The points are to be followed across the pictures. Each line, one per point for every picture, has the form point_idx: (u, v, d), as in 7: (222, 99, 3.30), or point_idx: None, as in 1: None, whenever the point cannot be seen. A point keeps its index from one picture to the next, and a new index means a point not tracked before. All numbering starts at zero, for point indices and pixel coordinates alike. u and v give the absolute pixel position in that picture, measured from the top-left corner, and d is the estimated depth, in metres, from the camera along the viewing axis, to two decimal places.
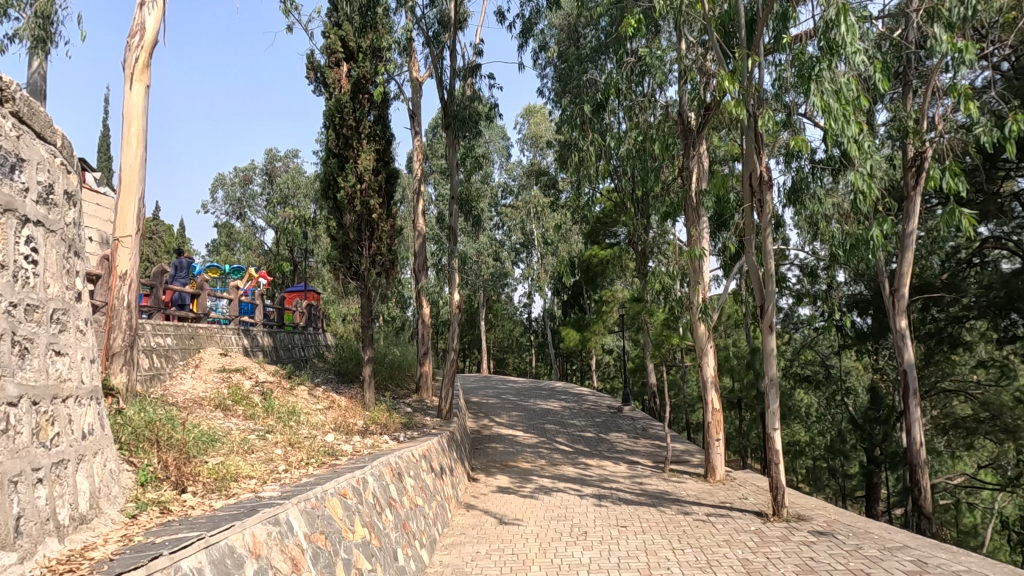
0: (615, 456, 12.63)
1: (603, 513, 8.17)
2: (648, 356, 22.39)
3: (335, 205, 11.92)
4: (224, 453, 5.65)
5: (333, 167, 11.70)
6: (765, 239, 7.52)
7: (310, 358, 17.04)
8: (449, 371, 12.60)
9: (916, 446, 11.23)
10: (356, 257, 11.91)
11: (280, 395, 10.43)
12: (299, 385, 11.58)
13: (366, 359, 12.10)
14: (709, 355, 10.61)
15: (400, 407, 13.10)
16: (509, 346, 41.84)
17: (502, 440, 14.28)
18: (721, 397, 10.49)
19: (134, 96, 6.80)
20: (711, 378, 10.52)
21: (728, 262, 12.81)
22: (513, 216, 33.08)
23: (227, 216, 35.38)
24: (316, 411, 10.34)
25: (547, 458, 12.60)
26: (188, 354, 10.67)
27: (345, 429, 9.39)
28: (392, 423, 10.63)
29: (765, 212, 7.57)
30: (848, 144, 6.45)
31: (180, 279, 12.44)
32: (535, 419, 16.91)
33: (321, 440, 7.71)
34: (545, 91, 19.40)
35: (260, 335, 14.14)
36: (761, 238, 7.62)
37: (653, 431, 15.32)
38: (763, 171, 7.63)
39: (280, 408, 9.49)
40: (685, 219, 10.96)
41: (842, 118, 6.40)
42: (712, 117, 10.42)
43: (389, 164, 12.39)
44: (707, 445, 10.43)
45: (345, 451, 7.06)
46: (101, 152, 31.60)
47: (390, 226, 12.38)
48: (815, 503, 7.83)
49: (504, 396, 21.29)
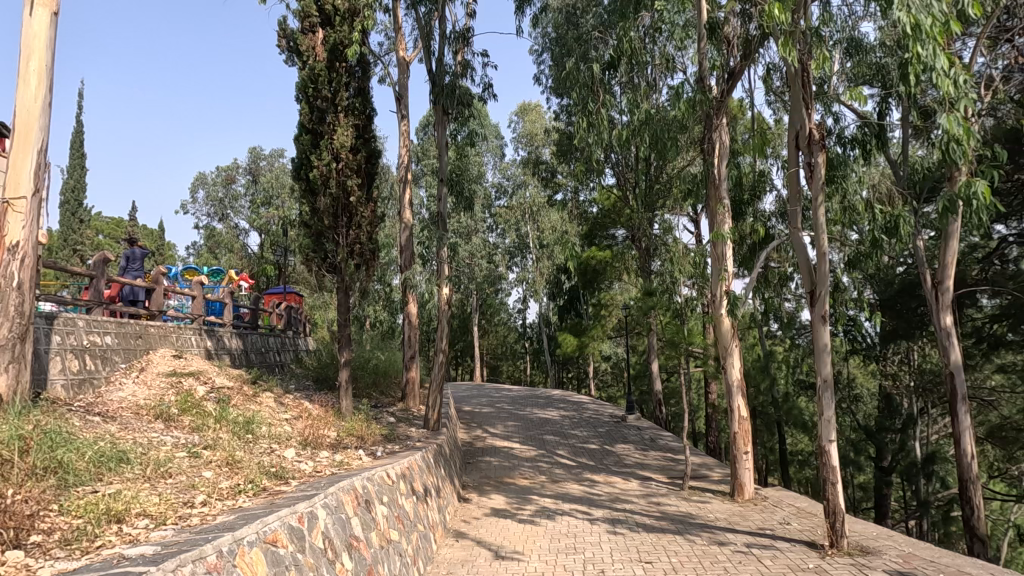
0: (624, 471, 11.23)
1: (621, 544, 6.78)
2: (653, 362, 21.05)
3: (308, 187, 10.50)
4: (129, 478, 4.26)
5: (306, 143, 10.34)
6: (818, 212, 6.26)
7: (286, 364, 15.58)
8: (438, 377, 11.18)
9: (967, 459, 9.93)
10: (331, 246, 10.52)
11: (240, 403, 8.97)
12: (266, 392, 10.12)
13: (343, 362, 10.66)
14: (735, 354, 9.25)
15: (382, 418, 11.64)
16: (502, 354, 40.42)
17: (496, 453, 12.84)
18: (748, 403, 9.18)
19: (37, 26, 5.44)
20: (737, 380, 9.20)
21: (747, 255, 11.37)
22: (507, 217, 31.91)
23: (208, 217, 33.84)
24: (282, 421, 8.90)
25: (547, 473, 11.20)
26: (133, 356, 9.20)
27: (312, 443, 7.98)
28: (370, 436, 9.22)
29: (816, 175, 6.25)
30: (938, 75, 6.25)
31: (133, 271, 11.00)
32: (532, 430, 15.50)
33: (277, 457, 6.28)
34: (542, 79, 18.30)
35: (227, 337, 12.67)
36: (811, 209, 6.37)
37: (663, 441, 13.96)
38: (813, 128, 6.30)
39: (237, 417, 8.07)
40: (705, 201, 9.51)
41: (931, 47, 6.18)
42: (736, 84, 9.16)
43: (371, 143, 11.00)
44: (733, 458, 9.09)
45: (302, 472, 5.63)
46: (73, 149, 30.02)
47: (372, 210, 10.95)
48: (877, 533, 6.53)
49: (498, 404, 19.91)
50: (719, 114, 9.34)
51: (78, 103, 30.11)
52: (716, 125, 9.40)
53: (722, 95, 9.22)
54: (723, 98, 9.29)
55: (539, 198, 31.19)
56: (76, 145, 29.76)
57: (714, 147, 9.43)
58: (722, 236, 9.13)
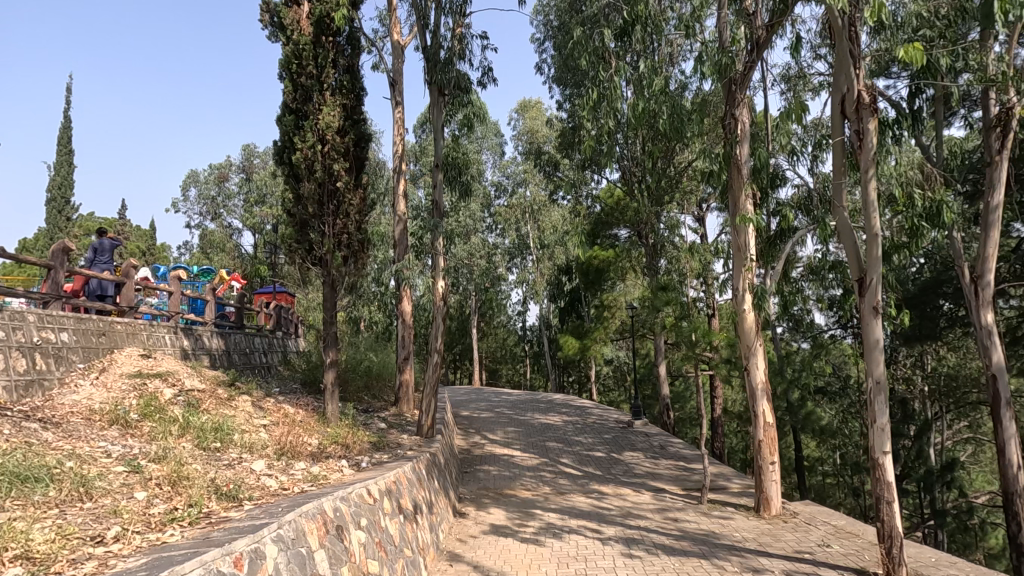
0: (634, 482, 10.33)
1: (640, 570, 5.90)
2: (660, 364, 19.97)
3: (292, 171, 9.62)
4: (34, 504, 3.38)
5: (289, 124, 9.46)
6: (869, 185, 5.43)
7: (273, 366, 14.68)
8: (432, 379, 10.29)
9: (1014, 470, 9.13)
10: (315, 236, 9.65)
11: (212, 408, 8.07)
12: (244, 395, 9.24)
13: (328, 363, 9.77)
14: (759, 355, 8.40)
15: (371, 424, 10.75)
16: (502, 357, 39.58)
17: (496, 462, 11.94)
18: (774, 408, 8.31)
19: None
20: (762, 384, 8.33)
21: (768, 247, 10.51)
22: (507, 215, 31.05)
23: (200, 216, 33.02)
24: (257, 428, 8.01)
25: (551, 484, 10.32)
26: (94, 356, 8.31)
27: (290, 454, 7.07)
28: (356, 445, 8.35)
29: (867, 143, 5.42)
30: None
31: (101, 264, 10.12)
32: (534, 436, 14.61)
33: (239, 472, 5.38)
34: (544, 68, 17.53)
35: (207, 336, 11.80)
36: (861, 183, 5.52)
37: (673, 449, 13.08)
38: (863, 90, 5.48)
39: (204, 424, 7.17)
40: (729, 185, 8.62)
41: None
42: (761, 55, 8.27)
43: (360, 124, 10.08)
44: (757, 469, 8.22)
45: (265, 490, 4.73)
46: (61, 144, 29.18)
47: (361, 198, 10.07)
48: (935, 561, 5.69)
49: (497, 409, 19.01)
50: (742, 89, 8.44)
51: (66, 97, 29.27)
52: (736, 102, 8.52)
53: (746, 67, 8.32)
54: (746, 70, 8.37)
55: (540, 197, 30.44)
56: (63, 141, 28.93)
57: (735, 126, 8.53)
58: (745, 222, 8.29)
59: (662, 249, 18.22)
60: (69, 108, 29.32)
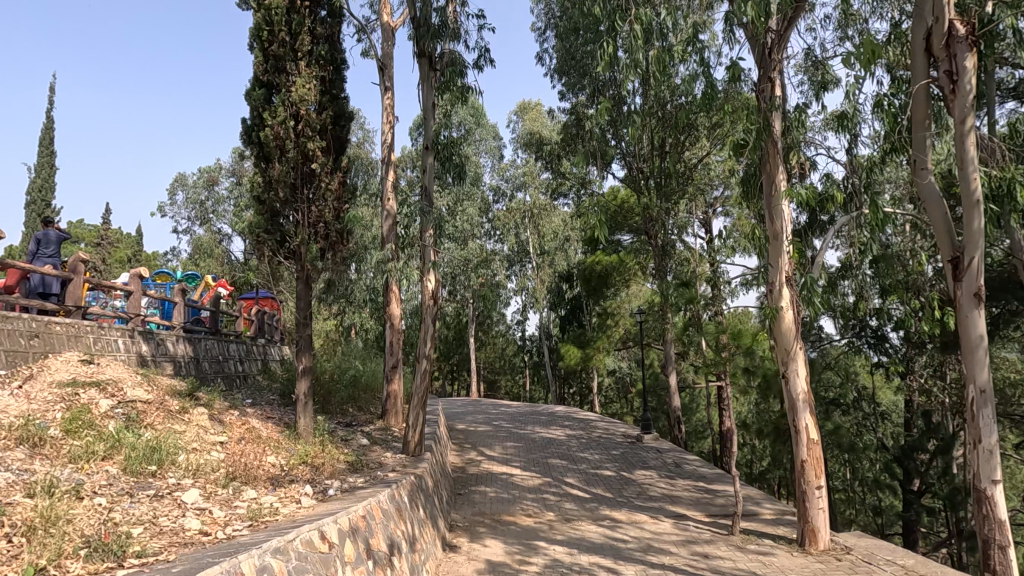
0: (651, 506, 9.06)
1: None
2: (671, 372, 18.55)
3: (260, 151, 8.45)
4: None
5: (259, 98, 8.31)
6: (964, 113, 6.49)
7: (250, 375, 13.43)
8: (419, 390, 9.06)
9: None
10: (288, 226, 8.52)
11: (157, 423, 6.83)
12: (202, 407, 8.01)
13: (301, 370, 8.54)
14: (800, 360, 7.20)
15: (352, 440, 9.49)
16: (501, 369, 37.96)
17: (492, 482, 10.67)
18: (818, 423, 7.11)
19: None
20: (804, 394, 7.12)
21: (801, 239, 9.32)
22: (507, 219, 29.93)
23: (188, 221, 31.85)
24: (208, 447, 6.77)
25: (555, 509, 9.06)
26: (21, 361, 7.08)
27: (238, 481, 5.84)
28: (328, 466, 7.11)
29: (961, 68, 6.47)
30: None
31: (44, 258, 8.97)
32: (535, 452, 13.34)
33: (154, 512, 4.21)
34: (544, 59, 16.50)
35: (172, 342, 10.58)
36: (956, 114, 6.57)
37: (688, 466, 11.84)
38: (956, 22, 6.52)
39: (140, 442, 5.94)
40: (765, 160, 7.50)
41: None
42: (802, 12, 7.15)
43: (340, 100, 8.92)
44: (799, 495, 6.99)
45: (171, 539, 3.64)
46: (43, 146, 28.13)
47: (340, 182, 8.86)
48: None
49: (495, 422, 17.70)
50: (778, 52, 7.34)
51: (49, 97, 28.29)
52: (772, 67, 7.41)
53: (782, 26, 7.24)
54: (783, 31, 7.28)
55: (539, 201, 29.40)
56: (45, 142, 27.89)
57: (771, 93, 7.39)
58: (788, 200, 7.15)
59: (672, 251, 17.05)
60: (51, 108, 28.32)
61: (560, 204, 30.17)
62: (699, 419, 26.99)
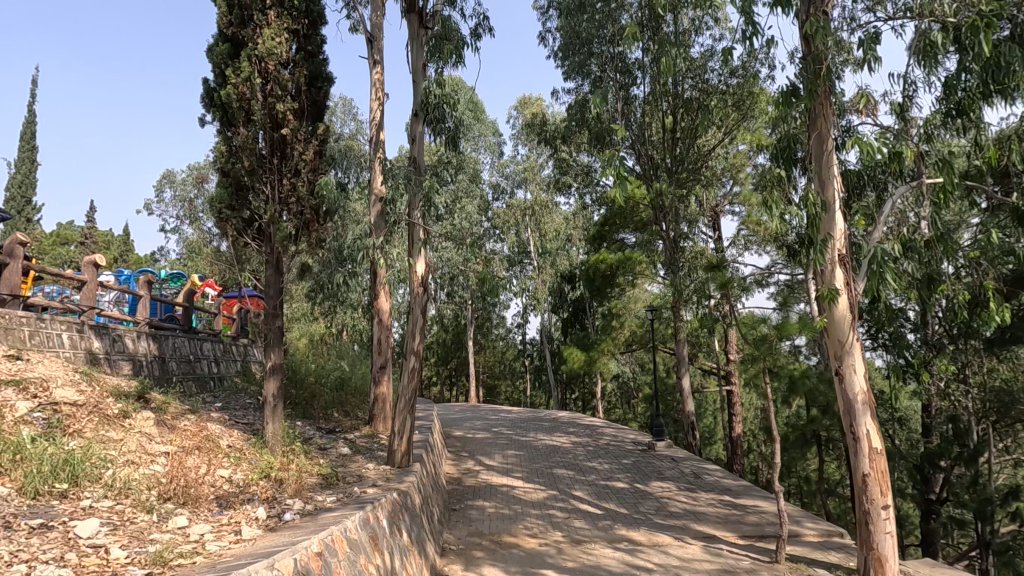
0: (673, 524, 7.88)
1: None
2: (684, 375, 17.31)
3: (224, 113, 7.32)
4: None
5: (222, 53, 7.19)
6: None
7: (227, 377, 12.24)
8: (408, 392, 7.91)
9: None
10: (255, 200, 7.37)
11: (85, 430, 5.64)
12: (150, 411, 6.83)
13: (270, 368, 7.36)
14: (857, 354, 6.06)
15: (330, 449, 8.30)
16: (501, 373, 37.49)
17: (492, 496, 9.46)
18: (881, 429, 5.96)
19: None
20: (863, 395, 5.98)
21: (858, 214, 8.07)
22: (507, 218, 28.81)
23: (176, 220, 30.76)
24: (147, 460, 5.57)
25: (564, 527, 7.87)
26: None
27: (169, 505, 4.65)
28: (295, 481, 5.93)
29: None
30: None
31: None
32: (538, 462, 12.13)
33: (15, 561, 3.00)
34: (547, 39, 15.37)
35: (132, 338, 9.41)
36: None
37: (709, 478, 10.63)
38: None
39: (51, 453, 4.74)
40: (814, 114, 6.47)
41: None
42: None
43: (318, 60, 7.79)
44: (860, 518, 5.85)
45: None
46: (25, 141, 27.15)
47: (317, 151, 7.72)
48: None
49: (494, 428, 16.49)
50: None
51: (31, 90, 27.27)
52: (822, 7, 6.47)
53: None
54: None
55: (540, 198, 28.39)
56: (26, 137, 26.92)
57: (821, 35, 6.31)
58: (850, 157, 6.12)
59: (683, 243, 15.85)
60: (33, 102, 27.33)
61: (561, 202, 29.23)
62: (708, 425, 25.87)
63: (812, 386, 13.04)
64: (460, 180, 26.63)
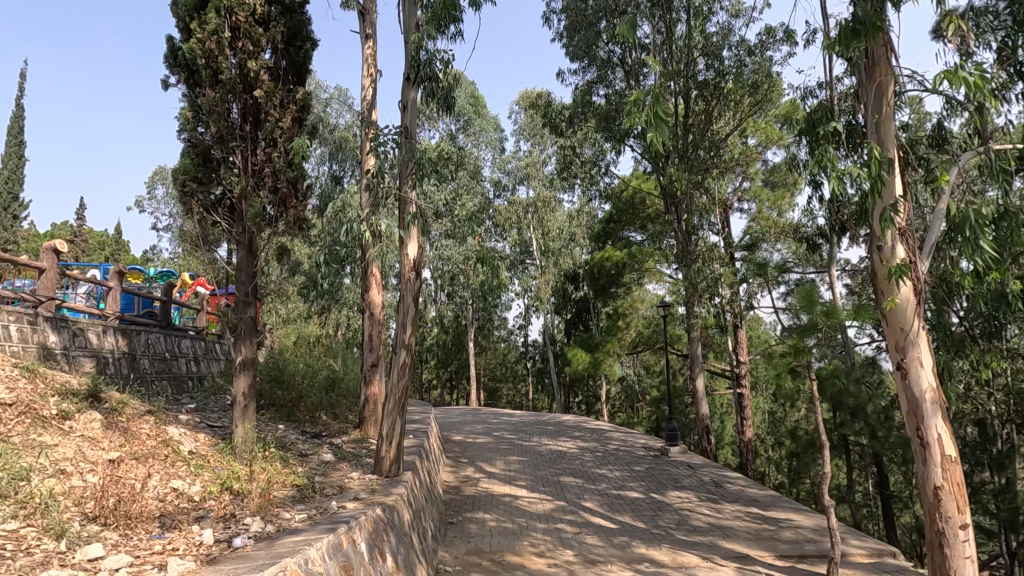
0: (699, 542, 6.95)
1: None
2: (697, 376, 16.33)
3: (189, 73, 6.45)
4: None
5: (188, 4, 6.31)
6: None
7: (208, 377, 11.32)
8: (397, 391, 6.99)
9: None
10: (225, 172, 6.51)
11: (9, 434, 4.73)
12: (101, 412, 5.93)
13: (240, 364, 6.45)
14: (924, 345, 5.19)
15: (311, 456, 7.38)
16: (502, 376, 36.52)
17: (493, 507, 8.53)
18: (954, 432, 5.09)
19: None
20: (932, 392, 5.11)
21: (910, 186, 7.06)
22: (508, 216, 27.83)
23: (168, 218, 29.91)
24: (82, 469, 4.65)
25: (574, 545, 6.94)
26: None
27: (88, 528, 3.73)
28: (261, 494, 5.03)
29: None
30: None
31: None
32: (543, 469, 11.16)
33: None
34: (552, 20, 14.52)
35: (96, 333, 8.50)
36: None
37: (731, 488, 9.66)
38: None
39: None
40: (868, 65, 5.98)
41: None
42: None
43: (298, 16, 6.94)
44: (932, 536, 5.00)
45: None
46: (12, 135, 26.45)
47: (294, 118, 6.84)
48: None
49: (496, 433, 15.52)
50: None
51: (20, 84, 26.53)
52: None
53: None
54: None
55: (542, 195, 27.41)
56: (13, 132, 26.17)
57: None
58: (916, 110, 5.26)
59: (695, 236, 14.91)
60: (21, 96, 26.57)
61: (564, 200, 28.27)
62: (716, 430, 24.88)
63: (839, 386, 12.07)
64: (461, 177, 25.71)
